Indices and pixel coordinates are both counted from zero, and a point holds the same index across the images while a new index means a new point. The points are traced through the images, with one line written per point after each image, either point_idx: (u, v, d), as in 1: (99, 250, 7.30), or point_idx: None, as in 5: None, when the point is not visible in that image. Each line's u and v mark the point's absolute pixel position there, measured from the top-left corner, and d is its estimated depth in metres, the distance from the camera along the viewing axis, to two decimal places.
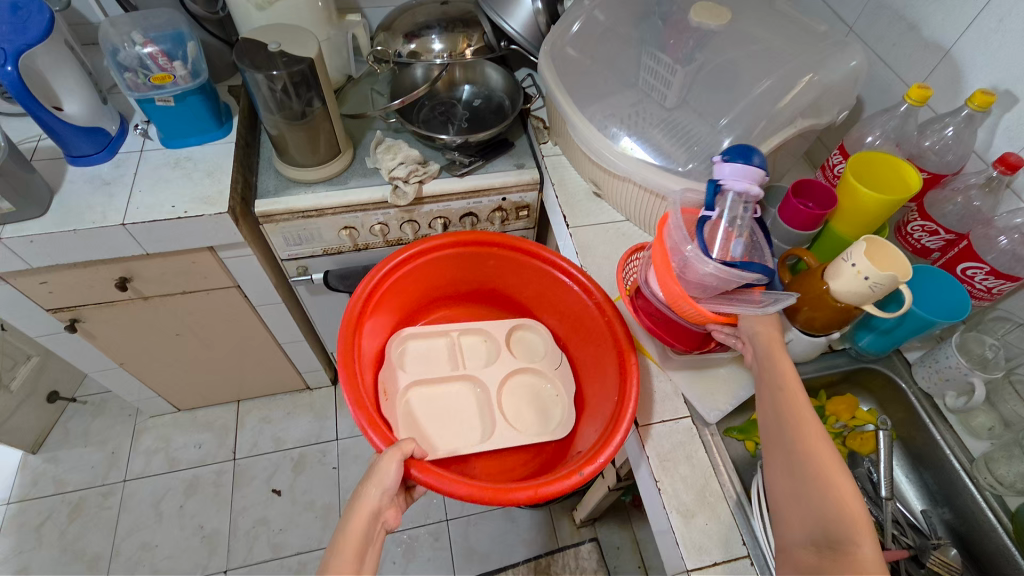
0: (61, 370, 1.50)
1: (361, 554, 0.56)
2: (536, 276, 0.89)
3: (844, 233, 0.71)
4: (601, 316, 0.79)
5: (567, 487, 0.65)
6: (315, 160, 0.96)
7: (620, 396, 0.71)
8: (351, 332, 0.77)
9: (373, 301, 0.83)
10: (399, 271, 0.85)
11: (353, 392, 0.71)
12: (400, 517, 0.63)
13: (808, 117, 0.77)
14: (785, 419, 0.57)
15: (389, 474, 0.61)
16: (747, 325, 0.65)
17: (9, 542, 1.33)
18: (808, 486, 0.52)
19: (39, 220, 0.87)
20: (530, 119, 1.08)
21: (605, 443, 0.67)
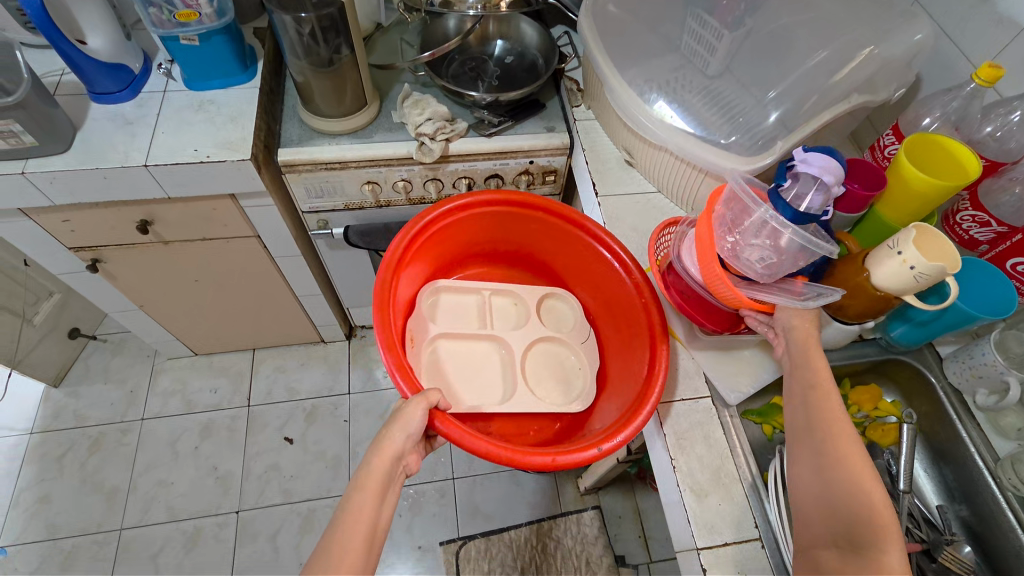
0: (82, 308, 1.53)
1: (383, 494, 0.57)
2: (574, 245, 0.87)
3: (889, 218, 0.68)
4: (638, 296, 0.77)
5: (584, 460, 0.65)
6: (340, 111, 0.94)
7: (647, 376, 0.70)
8: (389, 275, 0.76)
9: (409, 253, 0.81)
10: (437, 225, 0.84)
11: (385, 334, 0.71)
12: (420, 462, 0.64)
13: (863, 93, 0.73)
14: (815, 417, 0.56)
15: (414, 419, 0.61)
16: (782, 316, 0.62)
17: (32, 470, 1.38)
18: (836, 487, 0.52)
19: (62, 157, 0.86)
20: (564, 80, 1.04)
21: (631, 419, 0.67)
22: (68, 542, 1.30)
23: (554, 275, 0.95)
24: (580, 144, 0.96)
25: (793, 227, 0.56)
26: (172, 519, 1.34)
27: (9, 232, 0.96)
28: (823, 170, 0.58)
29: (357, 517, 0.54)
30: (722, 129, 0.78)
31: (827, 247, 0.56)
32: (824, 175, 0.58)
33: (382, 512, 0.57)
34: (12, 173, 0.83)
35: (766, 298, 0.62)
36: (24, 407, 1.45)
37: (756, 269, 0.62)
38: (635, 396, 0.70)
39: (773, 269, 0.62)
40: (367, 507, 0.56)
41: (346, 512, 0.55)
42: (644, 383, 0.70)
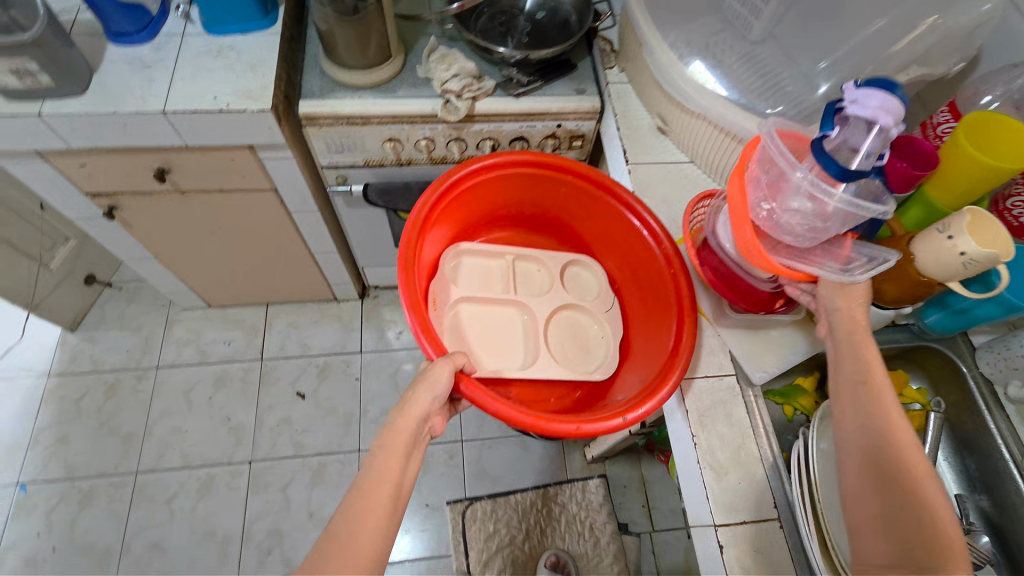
0: (98, 255, 1.52)
1: (408, 454, 0.58)
2: (603, 212, 0.85)
3: (938, 199, 0.65)
4: (668, 268, 0.76)
5: (608, 429, 0.65)
6: (365, 63, 0.90)
7: (674, 350, 0.69)
8: (414, 235, 0.74)
9: (435, 213, 0.79)
10: (465, 185, 0.81)
11: (410, 296, 0.69)
12: (445, 423, 0.64)
13: (921, 66, 0.68)
14: (867, 416, 0.54)
15: (440, 380, 0.62)
16: (827, 297, 0.61)
17: (51, 411, 1.41)
18: (893, 491, 0.50)
19: (79, 99, 0.84)
20: (597, 40, 1.00)
21: (662, 382, 0.67)
22: (86, 482, 1.33)
23: (581, 242, 0.94)
24: (611, 109, 0.93)
25: (839, 195, 0.53)
26: (186, 466, 1.37)
27: (26, 175, 0.95)
28: (880, 113, 0.49)
29: (383, 475, 0.55)
30: (764, 99, 0.75)
31: (878, 209, 0.52)
32: (882, 116, 0.49)
33: (407, 471, 0.57)
34: (29, 114, 0.81)
35: (807, 269, 0.60)
36: (42, 350, 1.47)
37: (798, 232, 0.60)
38: (661, 368, 0.70)
39: (817, 231, 0.60)
40: (394, 466, 0.56)
41: (372, 469, 0.55)
42: (672, 355, 0.69)
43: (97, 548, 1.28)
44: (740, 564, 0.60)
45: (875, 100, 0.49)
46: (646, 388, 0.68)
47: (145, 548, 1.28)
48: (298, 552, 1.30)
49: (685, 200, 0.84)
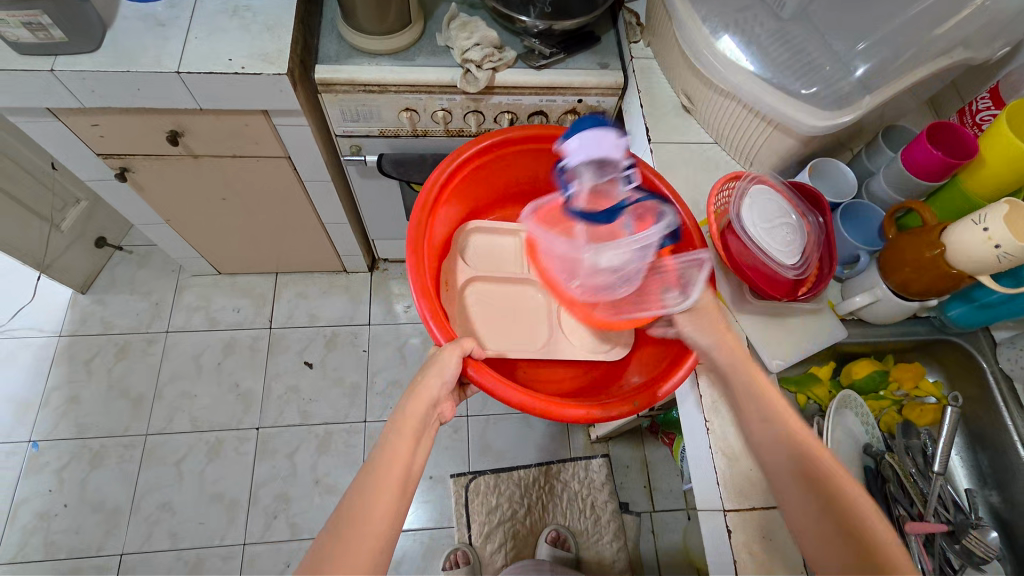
0: (109, 218, 1.52)
1: (418, 439, 0.57)
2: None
3: (973, 190, 0.64)
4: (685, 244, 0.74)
5: (620, 416, 0.66)
6: (383, 29, 0.87)
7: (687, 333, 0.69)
8: (422, 219, 0.73)
9: (445, 191, 0.78)
10: (477, 160, 0.80)
11: (419, 282, 0.69)
12: (454, 411, 0.65)
13: (964, 49, 0.66)
14: (773, 425, 0.54)
15: (450, 365, 0.62)
16: (699, 330, 0.64)
17: (62, 371, 1.42)
18: (821, 500, 0.49)
19: (92, 56, 0.82)
20: (622, 12, 0.96)
21: (679, 363, 0.67)
22: (96, 442, 1.36)
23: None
24: (636, 85, 0.90)
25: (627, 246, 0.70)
26: (195, 430, 1.39)
27: (37, 132, 0.93)
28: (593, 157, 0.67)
29: (393, 458, 0.54)
30: (799, 78, 0.71)
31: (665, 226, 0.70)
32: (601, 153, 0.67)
33: (417, 455, 0.57)
34: (41, 70, 0.80)
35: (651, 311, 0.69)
36: (53, 310, 1.48)
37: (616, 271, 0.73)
38: (675, 349, 0.70)
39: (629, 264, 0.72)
40: (403, 449, 0.56)
41: (380, 452, 0.55)
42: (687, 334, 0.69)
43: (108, 506, 1.30)
44: (747, 548, 0.60)
45: (589, 142, 0.67)
46: (663, 370, 0.69)
47: (154, 508, 1.31)
48: (303, 518, 1.32)
49: (706, 182, 0.82)
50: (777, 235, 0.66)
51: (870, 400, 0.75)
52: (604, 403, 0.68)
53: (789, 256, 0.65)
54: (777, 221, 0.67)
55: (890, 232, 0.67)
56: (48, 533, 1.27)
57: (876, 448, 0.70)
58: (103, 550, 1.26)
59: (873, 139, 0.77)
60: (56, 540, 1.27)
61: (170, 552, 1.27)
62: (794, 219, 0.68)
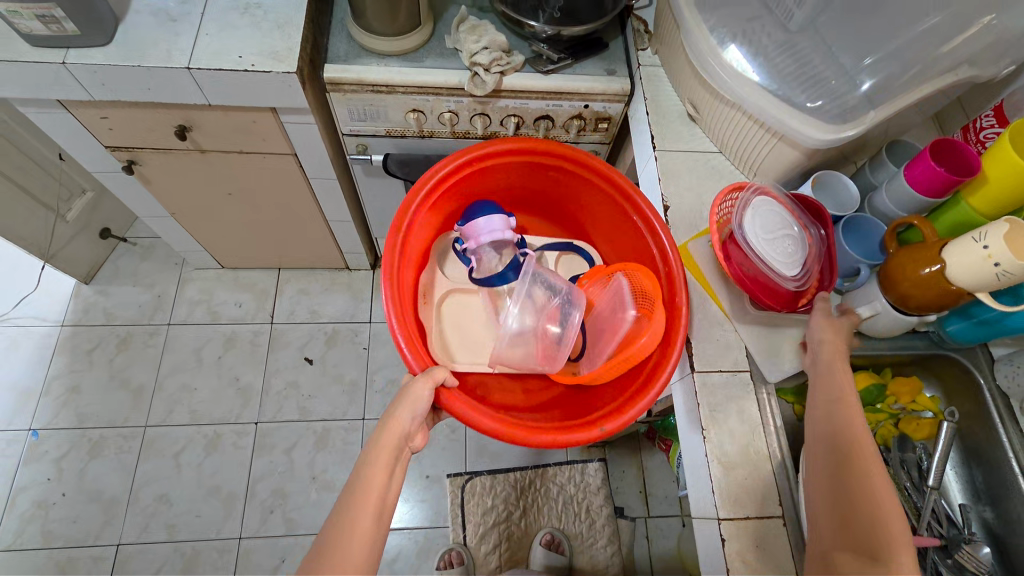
0: (114, 209, 1.52)
1: (391, 471, 0.59)
2: (599, 196, 0.84)
3: (975, 207, 0.65)
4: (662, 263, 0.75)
5: (588, 440, 0.65)
6: (394, 30, 0.88)
7: (661, 353, 0.70)
8: (399, 237, 0.74)
9: (425, 206, 0.79)
10: (456, 175, 0.80)
11: (393, 298, 0.70)
12: (426, 440, 0.66)
13: (970, 66, 0.66)
14: (837, 423, 0.58)
15: (421, 400, 0.62)
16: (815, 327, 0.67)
17: (63, 360, 1.43)
18: (853, 495, 0.53)
19: (104, 50, 0.83)
20: (631, 19, 0.96)
21: (653, 382, 0.68)
22: (96, 432, 1.36)
23: (575, 228, 0.93)
24: (641, 92, 0.90)
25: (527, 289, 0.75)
26: (194, 422, 1.40)
27: (46, 123, 0.94)
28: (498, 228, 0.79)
29: (366, 494, 0.56)
30: (804, 91, 0.72)
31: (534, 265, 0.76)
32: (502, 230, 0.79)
33: (390, 489, 0.58)
34: (53, 62, 0.80)
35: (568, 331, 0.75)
36: (56, 299, 1.48)
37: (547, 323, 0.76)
38: (651, 365, 0.71)
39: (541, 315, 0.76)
40: (376, 484, 0.57)
41: (355, 488, 0.56)
42: (660, 351, 0.71)
43: (105, 496, 1.31)
44: (741, 557, 0.61)
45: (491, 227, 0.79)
46: (632, 392, 0.70)
47: (152, 500, 1.31)
48: (299, 514, 1.33)
49: (710, 191, 0.83)
50: (778, 247, 0.66)
51: (866, 413, 0.75)
52: (572, 426, 0.68)
53: (790, 267, 0.66)
54: (780, 233, 0.67)
55: (890, 246, 0.67)
56: (45, 522, 1.28)
57: None
58: (100, 540, 1.27)
59: (876, 153, 0.77)
60: (53, 529, 1.27)
61: (166, 544, 1.28)
62: (796, 231, 0.68)
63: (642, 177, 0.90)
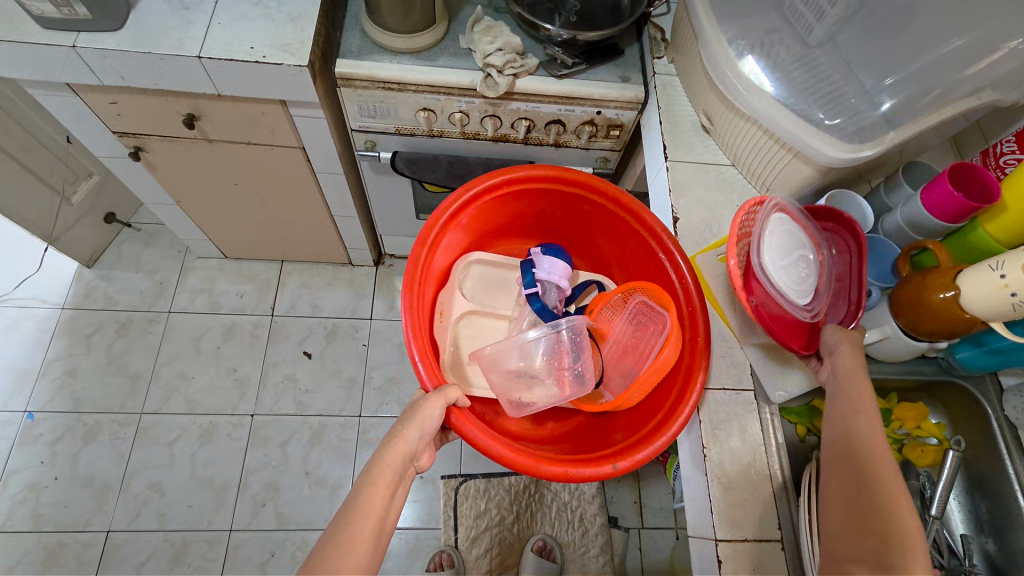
0: (119, 194, 1.52)
1: (393, 491, 0.57)
2: (625, 232, 0.82)
3: (991, 233, 0.64)
4: (685, 304, 0.73)
5: (597, 475, 0.64)
6: (407, 27, 0.87)
7: (676, 395, 0.68)
8: (423, 253, 0.74)
9: (449, 227, 0.79)
10: (482, 200, 0.80)
11: (411, 318, 0.70)
12: (432, 460, 0.65)
13: (992, 91, 0.64)
14: (858, 441, 0.55)
15: (431, 418, 0.62)
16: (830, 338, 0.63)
17: (62, 343, 1.42)
18: (876, 521, 0.50)
19: (115, 35, 0.82)
20: (648, 26, 0.95)
21: (669, 421, 0.66)
22: (92, 417, 1.36)
23: (601, 259, 0.92)
24: (656, 102, 0.89)
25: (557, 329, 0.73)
26: (189, 412, 1.39)
27: (55, 106, 0.93)
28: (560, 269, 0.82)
29: (365, 513, 0.54)
30: (822, 107, 0.71)
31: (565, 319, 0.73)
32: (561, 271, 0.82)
33: (391, 509, 0.57)
34: (63, 45, 0.80)
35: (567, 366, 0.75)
36: (58, 282, 1.48)
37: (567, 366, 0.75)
38: (667, 406, 0.69)
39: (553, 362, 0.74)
40: (377, 503, 0.55)
41: (354, 505, 0.55)
42: (677, 393, 0.68)
43: (98, 482, 1.30)
44: None
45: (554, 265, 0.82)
46: (647, 431, 0.68)
47: (144, 488, 1.31)
48: (291, 509, 1.32)
49: (721, 204, 0.81)
50: (790, 274, 0.64)
51: None
52: (586, 458, 0.67)
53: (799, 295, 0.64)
54: (792, 258, 0.65)
55: (903, 269, 0.66)
56: (37, 505, 1.27)
57: None
58: (90, 525, 1.27)
59: (892, 174, 0.76)
60: (44, 513, 1.27)
61: (156, 533, 1.27)
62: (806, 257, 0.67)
63: (652, 187, 0.89)
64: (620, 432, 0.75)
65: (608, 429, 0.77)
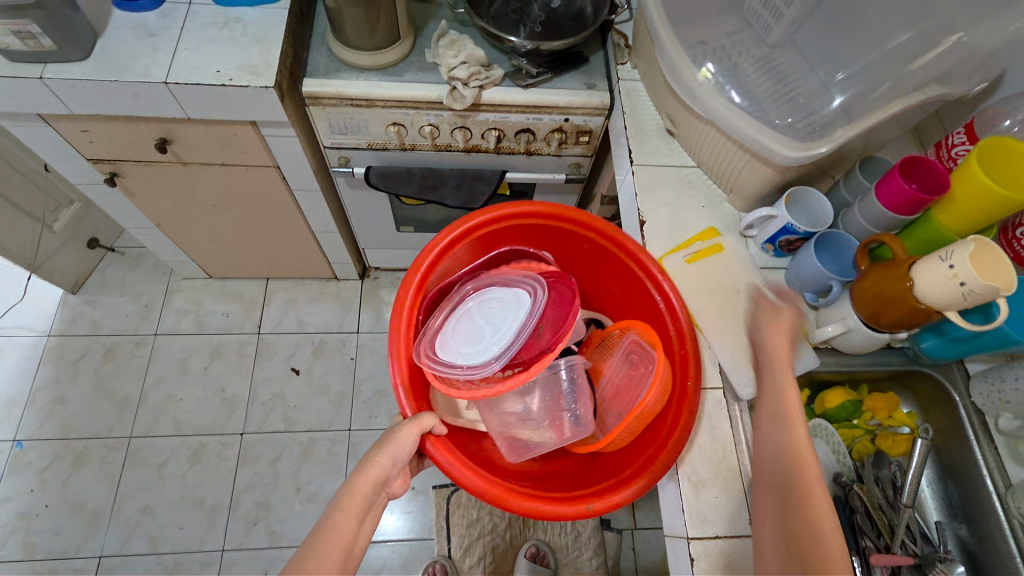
0: (101, 220, 1.52)
1: (361, 518, 0.59)
2: (620, 271, 0.80)
3: (944, 224, 0.65)
4: (678, 347, 0.71)
5: (570, 515, 0.64)
6: (373, 44, 0.88)
7: (665, 434, 0.66)
8: (416, 277, 0.73)
9: (445, 258, 0.77)
10: (483, 230, 0.78)
11: (398, 343, 0.70)
12: (406, 486, 0.67)
13: (939, 85, 0.66)
14: (783, 444, 0.58)
15: (402, 446, 0.63)
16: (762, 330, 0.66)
17: (48, 370, 1.42)
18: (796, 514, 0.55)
19: (82, 65, 0.83)
20: (611, 33, 0.97)
21: (652, 465, 0.65)
22: (80, 443, 1.36)
23: (598, 297, 0.89)
24: (621, 107, 0.90)
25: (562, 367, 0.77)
26: (178, 434, 1.39)
27: (28, 137, 0.94)
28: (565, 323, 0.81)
29: (331, 539, 0.56)
30: (776, 108, 0.73)
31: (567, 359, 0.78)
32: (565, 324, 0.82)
33: (361, 531, 0.59)
34: (31, 77, 0.81)
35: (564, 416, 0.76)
36: (43, 309, 1.48)
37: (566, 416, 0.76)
38: (651, 449, 0.67)
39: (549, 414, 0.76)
40: (346, 529, 0.58)
41: (322, 531, 0.57)
42: (662, 440, 0.66)
43: (89, 507, 1.30)
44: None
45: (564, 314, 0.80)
46: (629, 475, 0.67)
47: (135, 512, 1.31)
48: (283, 526, 1.32)
49: (687, 205, 0.82)
50: (499, 315, 0.75)
51: (842, 428, 0.76)
52: (563, 497, 0.66)
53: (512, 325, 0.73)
54: (482, 322, 0.75)
55: (862, 263, 0.68)
56: (28, 533, 1.27)
57: (846, 477, 0.72)
58: (82, 552, 1.26)
59: (851, 169, 0.78)
60: (35, 540, 1.26)
61: (149, 556, 1.27)
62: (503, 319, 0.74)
63: (621, 190, 0.90)
64: (600, 473, 0.72)
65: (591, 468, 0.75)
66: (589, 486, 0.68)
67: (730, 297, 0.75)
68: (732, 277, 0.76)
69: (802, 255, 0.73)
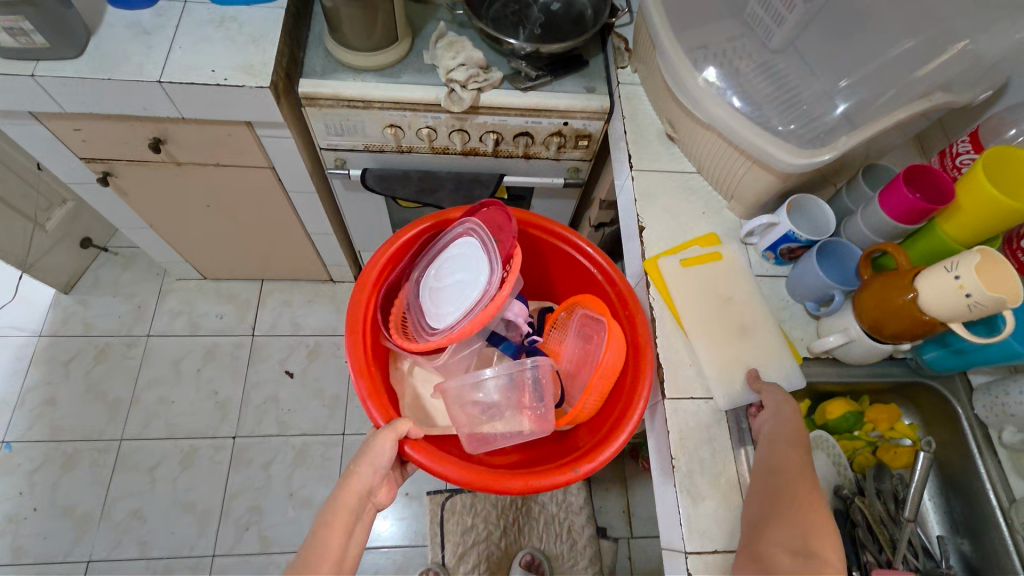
0: (94, 219, 1.50)
1: (350, 530, 0.58)
2: (560, 257, 0.85)
3: (949, 233, 0.65)
4: (623, 309, 0.76)
5: (557, 483, 0.66)
6: (369, 44, 0.86)
7: (630, 390, 0.71)
8: (364, 296, 0.76)
9: (388, 273, 0.81)
10: (420, 240, 0.82)
11: (357, 360, 0.71)
12: (390, 496, 0.65)
13: (943, 94, 0.65)
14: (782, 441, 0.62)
15: (381, 452, 0.63)
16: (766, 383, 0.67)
17: (39, 372, 1.41)
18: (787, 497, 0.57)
19: (74, 63, 0.81)
20: (612, 36, 0.95)
21: (626, 417, 0.68)
22: (70, 445, 1.34)
23: (550, 288, 0.94)
24: (620, 111, 0.89)
25: (529, 363, 0.70)
26: (171, 436, 1.37)
27: (20, 135, 0.93)
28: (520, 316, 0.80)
29: (323, 555, 0.55)
30: (778, 115, 0.71)
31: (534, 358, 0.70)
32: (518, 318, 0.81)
33: (350, 546, 0.58)
34: (22, 75, 0.79)
35: (528, 408, 0.72)
36: (35, 309, 1.46)
37: (531, 406, 0.72)
38: (621, 405, 0.71)
39: (512, 401, 0.72)
40: (335, 542, 0.57)
41: (312, 549, 0.56)
42: (629, 395, 0.70)
43: (78, 511, 1.28)
44: None
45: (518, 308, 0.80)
46: (608, 430, 0.71)
47: (125, 516, 1.29)
48: (274, 532, 1.30)
49: (687, 212, 0.81)
50: (457, 263, 0.77)
51: (843, 441, 0.75)
52: (547, 469, 0.68)
53: (474, 290, 0.73)
54: (448, 280, 0.77)
55: (864, 272, 0.67)
56: (16, 537, 1.25)
57: (847, 490, 0.71)
58: (70, 557, 1.24)
59: (854, 176, 0.77)
60: (23, 545, 1.25)
61: (138, 561, 1.25)
62: (464, 286, 0.75)
63: (620, 195, 0.89)
64: (584, 440, 0.76)
65: (571, 443, 0.77)
66: (575, 453, 0.72)
67: (720, 302, 0.74)
68: (724, 284, 0.75)
69: (803, 263, 0.72)
